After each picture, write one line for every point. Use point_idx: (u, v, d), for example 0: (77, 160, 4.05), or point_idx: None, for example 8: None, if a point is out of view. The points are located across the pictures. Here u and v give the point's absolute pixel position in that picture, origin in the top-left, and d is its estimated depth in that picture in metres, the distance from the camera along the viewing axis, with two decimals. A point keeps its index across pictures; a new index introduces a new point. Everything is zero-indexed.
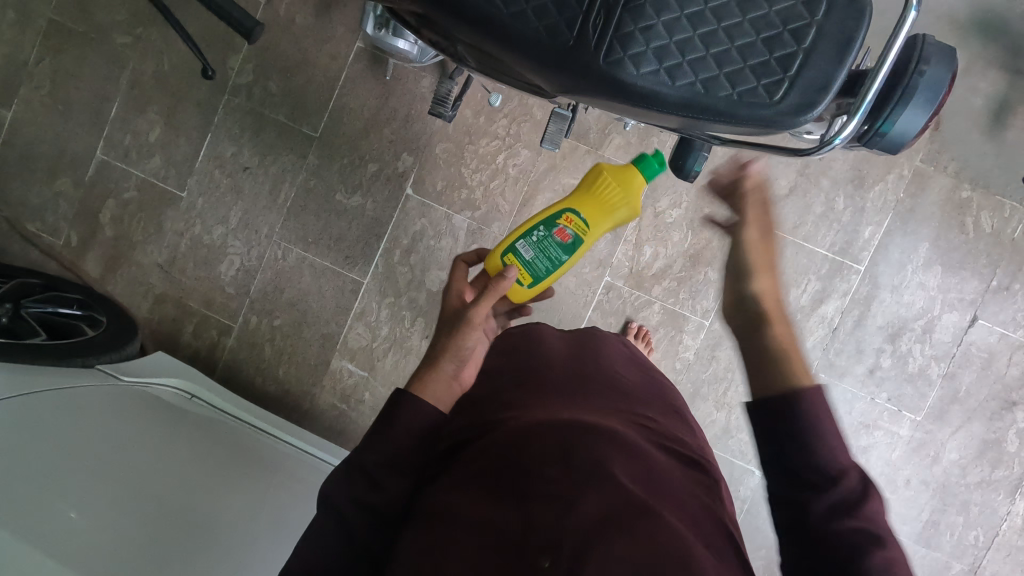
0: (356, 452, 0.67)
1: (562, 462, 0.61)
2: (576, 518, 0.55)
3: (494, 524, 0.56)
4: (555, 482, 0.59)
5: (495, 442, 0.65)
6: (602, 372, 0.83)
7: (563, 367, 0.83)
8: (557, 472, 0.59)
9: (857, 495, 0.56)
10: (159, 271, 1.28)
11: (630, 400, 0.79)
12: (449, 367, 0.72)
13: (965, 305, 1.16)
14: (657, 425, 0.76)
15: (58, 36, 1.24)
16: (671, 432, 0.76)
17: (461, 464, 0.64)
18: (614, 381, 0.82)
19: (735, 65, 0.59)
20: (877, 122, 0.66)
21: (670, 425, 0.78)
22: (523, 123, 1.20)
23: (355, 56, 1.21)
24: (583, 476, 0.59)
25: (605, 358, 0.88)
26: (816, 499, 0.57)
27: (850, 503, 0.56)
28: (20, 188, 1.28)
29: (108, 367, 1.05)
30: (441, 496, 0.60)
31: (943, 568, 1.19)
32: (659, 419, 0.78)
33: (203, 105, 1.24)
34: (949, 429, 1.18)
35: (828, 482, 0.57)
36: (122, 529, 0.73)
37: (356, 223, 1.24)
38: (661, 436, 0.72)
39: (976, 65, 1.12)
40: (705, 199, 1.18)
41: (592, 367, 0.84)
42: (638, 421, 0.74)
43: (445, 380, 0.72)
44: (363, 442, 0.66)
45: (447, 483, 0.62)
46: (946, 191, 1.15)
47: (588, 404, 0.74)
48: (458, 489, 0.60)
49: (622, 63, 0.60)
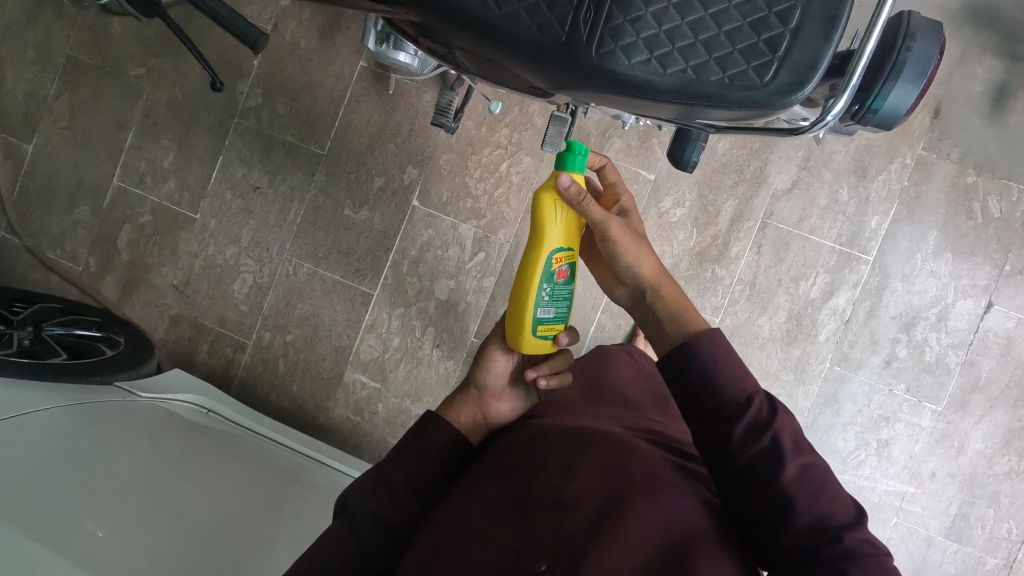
0: (378, 468, 0.68)
1: (566, 468, 0.60)
2: (577, 524, 0.55)
3: (497, 535, 0.56)
4: (557, 486, 0.59)
5: (500, 456, 0.65)
6: (608, 383, 0.83)
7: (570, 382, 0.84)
8: (559, 480, 0.59)
9: (765, 417, 0.55)
10: (174, 292, 1.31)
11: (638, 407, 0.78)
12: (472, 399, 0.73)
13: (979, 291, 1.15)
14: (662, 425, 0.74)
15: (76, 72, 1.30)
16: (675, 430, 0.74)
17: (471, 477, 0.65)
18: (619, 390, 0.82)
19: (723, 50, 0.61)
20: (868, 100, 0.67)
21: (680, 425, 0.77)
22: (523, 132, 1.22)
23: (359, 75, 1.25)
24: (584, 484, 0.58)
25: (612, 367, 0.88)
26: (730, 428, 0.56)
27: (760, 423, 0.55)
28: (40, 218, 1.32)
29: (126, 385, 1.07)
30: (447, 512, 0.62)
31: (976, 563, 1.15)
32: (669, 422, 0.77)
33: (214, 130, 1.28)
34: (971, 419, 1.15)
35: (736, 409, 0.56)
36: (142, 541, 0.73)
37: (365, 237, 1.26)
38: (668, 435, 0.71)
39: (973, 52, 1.13)
40: (707, 198, 1.19)
41: (599, 380, 0.84)
42: (643, 424, 0.73)
43: (461, 412, 0.73)
44: (384, 461, 0.68)
45: (459, 497, 0.63)
46: (951, 176, 1.15)
47: (591, 412, 0.74)
48: (459, 502, 0.62)
49: (613, 54, 0.61)
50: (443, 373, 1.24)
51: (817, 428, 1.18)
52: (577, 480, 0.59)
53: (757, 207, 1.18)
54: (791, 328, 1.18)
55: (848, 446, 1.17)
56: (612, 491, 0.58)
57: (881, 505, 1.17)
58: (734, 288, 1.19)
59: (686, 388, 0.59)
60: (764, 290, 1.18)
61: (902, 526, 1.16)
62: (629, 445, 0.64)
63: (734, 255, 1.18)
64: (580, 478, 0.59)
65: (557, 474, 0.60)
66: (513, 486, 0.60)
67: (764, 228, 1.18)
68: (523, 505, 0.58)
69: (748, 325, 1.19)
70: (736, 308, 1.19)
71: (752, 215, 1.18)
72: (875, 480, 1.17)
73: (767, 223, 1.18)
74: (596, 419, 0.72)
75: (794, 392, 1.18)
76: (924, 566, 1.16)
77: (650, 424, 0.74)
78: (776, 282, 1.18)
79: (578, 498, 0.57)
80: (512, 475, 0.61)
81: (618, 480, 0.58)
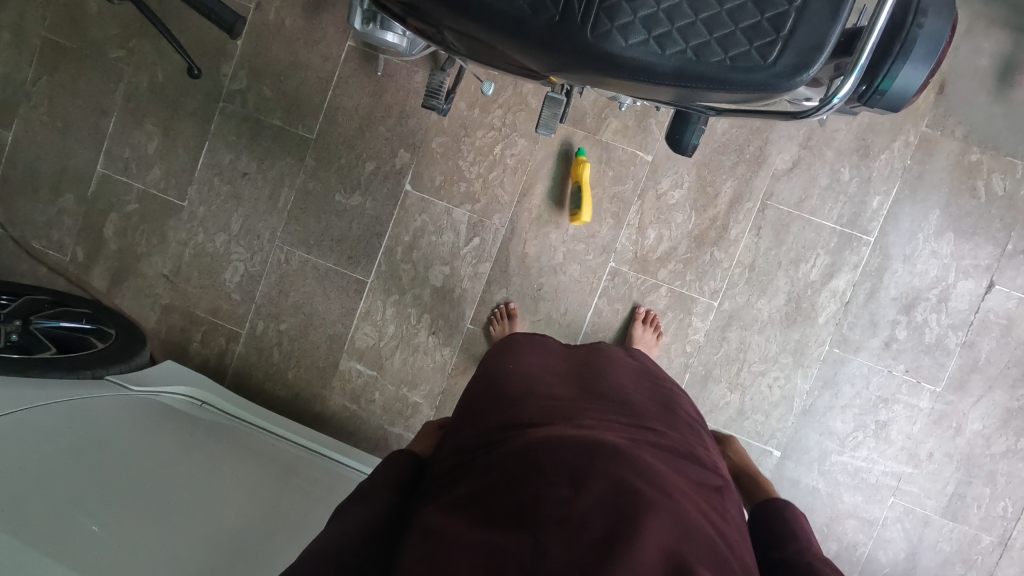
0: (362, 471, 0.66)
1: (574, 480, 0.59)
2: (585, 541, 0.54)
3: (499, 544, 0.55)
4: (563, 499, 0.57)
5: (501, 462, 0.63)
6: (614, 385, 0.81)
7: (572, 381, 0.82)
8: (568, 493, 0.58)
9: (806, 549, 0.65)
10: (165, 281, 1.28)
11: (642, 412, 0.76)
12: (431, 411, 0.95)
13: (980, 272, 1.13)
14: (670, 438, 0.72)
15: (53, 55, 1.25)
16: (680, 443, 0.73)
17: (468, 482, 0.64)
18: (624, 392, 0.79)
19: (725, 29, 0.58)
20: (876, 80, 0.64)
21: (685, 437, 0.75)
22: (518, 113, 1.19)
23: (347, 55, 1.21)
24: (592, 500, 0.57)
25: (616, 369, 0.86)
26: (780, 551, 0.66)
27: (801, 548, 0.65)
28: (23, 206, 1.29)
29: (118, 378, 1.06)
30: (442, 518, 0.59)
31: (971, 541, 1.17)
32: (675, 434, 0.74)
33: (199, 114, 1.25)
34: (970, 399, 1.15)
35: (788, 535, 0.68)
36: (141, 538, 0.73)
37: (357, 223, 1.23)
38: (673, 450, 0.70)
39: (980, 25, 1.09)
40: (706, 178, 1.16)
41: (603, 381, 0.81)
42: (651, 436, 0.71)
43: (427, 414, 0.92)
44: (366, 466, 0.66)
45: (454, 502, 0.61)
46: (955, 154, 1.12)
47: (596, 416, 0.72)
48: (456, 510, 0.60)
49: (609, 35, 0.58)
50: (440, 359, 1.23)
51: (814, 411, 1.17)
52: (585, 494, 0.58)
53: (757, 187, 1.16)
54: (790, 311, 1.16)
55: (846, 428, 1.17)
56: (619, 509, 0.57)
57: (877, 486, 1.17)
58: (732, 272, 1.17)
59: (762, 536, 0.71)
60: (762, 272, 1.16)
61: (899, 506, 1.17)
62: (638, 460, 0.62)
63: (733, 238, 1.17)
64: (589, 493, 0.58)
65: (564, 486, 0.58)
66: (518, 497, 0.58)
67: (764, 209, 1.16)
68: (528, 517, 0.57)
69: (747, 308, 1.17)
70: (735, 291, 1.17)
71: (752, 196, 1.16)
72: (872, 461, 1.17)
73: (768, 204, 1.16)
74: (601, 425, 0.70)
75: (792, 374, 1.17)
76: (920, 545, 1.17)
77: (654, 434, 0.72)
78: (775, 264, 1.16)
79: (585, 513, 0.56)
80: (517, 483, 0.60)
81: (628, 499, 0.58)
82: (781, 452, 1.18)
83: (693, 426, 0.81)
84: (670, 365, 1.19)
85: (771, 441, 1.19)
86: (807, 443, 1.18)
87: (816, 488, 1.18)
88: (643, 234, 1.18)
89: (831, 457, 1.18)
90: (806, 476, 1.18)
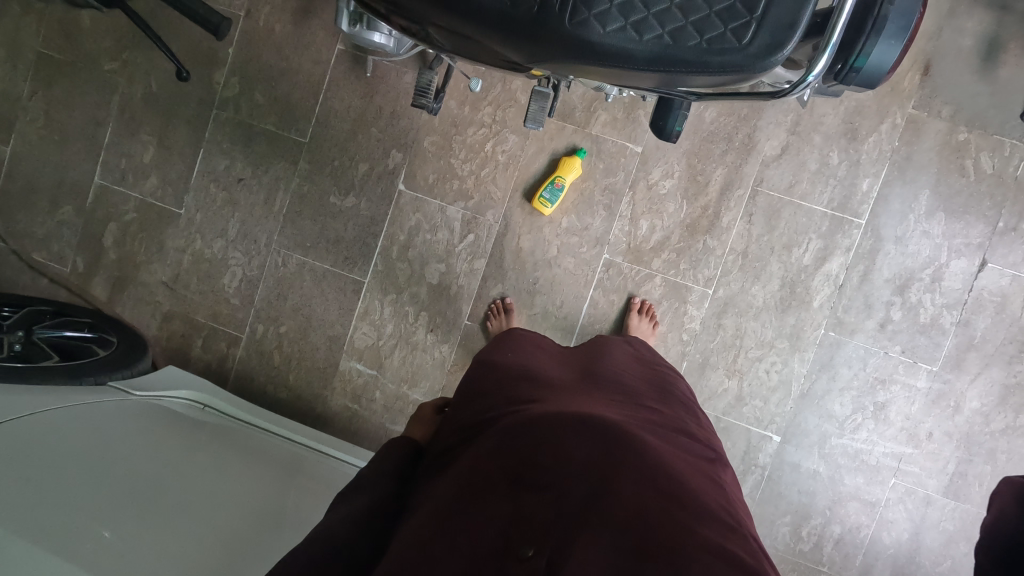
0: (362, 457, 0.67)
1: (560, 450, 0.60)
2: (567, 506, 0.55)
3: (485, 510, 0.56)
4: (548, 467, 0.58)
5: (491, 437, 0.64)
6: (607, 368, 0.82)
7: (567, 366, 0.83)
8: (553, 462, 0.59)
9: None
10: (165, 288, 1.30)
11: (634, 391, 0.77)
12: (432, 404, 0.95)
13: (972, 250, 1.14)
14: (660, 416, 0.73)
15: (48, 69, 1.27)
16: (670, 420, 0.74)
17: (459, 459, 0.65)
18: (618, 374, 0.80)
19: (700, 13, 0.59)
20: (850, 58, 0.65)
21: (676, 415, 0.76)
22: (508, 109, 1.20)
23: (337, 59, 1.22)
24: (577, 467, 0.58)
25: (611, 354, 0.87)
26: None
27: None
28: (23, 220, 1.30)
29: (120, 384, 1.07)
30: (435, 493, 0.61)
31: (975, 519, 1.17)
32: (666, 412, 0.75)
33: (193, 121, 1.26)
34: (967, 377, 1.16)
35: None
36: (144, 533, 0.74)
37: (352, 223, 1.25)
38: (662, 426, 0.71)
39: (962, 6, 1.10)
40: (696, 167, 1.17)
41: (596, 366, 0.82)
42: (641, 412, 0.72)
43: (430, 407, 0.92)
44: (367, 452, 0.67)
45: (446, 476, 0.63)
46: (943, 134, 1.13)
47: (586, 394, 0.73)
48: (447, 484, 0.61)
49: (587, 23, 0.60)
50: (439, 356, 1.24)
51: (812, 395, 1.18)
52: (569, 462, 0.59)
53: (747, 174, 1.16)
54: (785, 296, 1.17)
55: (845, 411, 1.18)
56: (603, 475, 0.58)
57: (879, 467, 1.17)
58: (726, 259, 1.18)
59: None
60: (755, 258, 1.17)
61: (900, 487, 1.17)
62: (624, 433, 0.63)
63: (725, 225, 1.17)
64: (573, 461, 0.59)
65: (550, 455, 0.59)
66: (506, 467, 0.59)
67: (755, 196, 1.17)
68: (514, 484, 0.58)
69: (742, 295, 1.18)
70: (729, 278, 1.18)
71: (743, 183, 1.16)
72: (872, 442, 1.18)
73: (758, 190, 1.17)
74: (590, 402, 0.71)
75: (789, 359, 1.18)
76: (923, 524, 1.17)
77: (645, 411, 0.73)
78: (768, 250, 1.17)
79: (568, 480, 0.57)
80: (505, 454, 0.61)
81: (612, 467, 0.59)
82: (781, 437, 1.19)
83: (687, 405, 0.81)
84: (667, 353, 1.20)
85: (771, 427, 1.19)
86: (807, 426, 1.18)
87: (817, 471, 1.18)
88: (635, 225, 1.19)
89: (831, 440, 1.18)
90: (807, 459, 1.18)
